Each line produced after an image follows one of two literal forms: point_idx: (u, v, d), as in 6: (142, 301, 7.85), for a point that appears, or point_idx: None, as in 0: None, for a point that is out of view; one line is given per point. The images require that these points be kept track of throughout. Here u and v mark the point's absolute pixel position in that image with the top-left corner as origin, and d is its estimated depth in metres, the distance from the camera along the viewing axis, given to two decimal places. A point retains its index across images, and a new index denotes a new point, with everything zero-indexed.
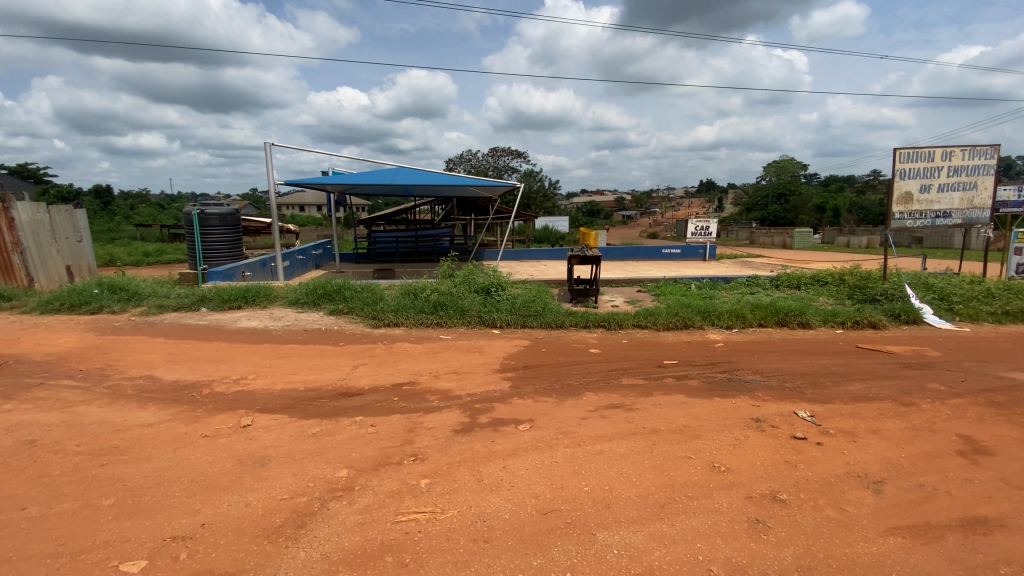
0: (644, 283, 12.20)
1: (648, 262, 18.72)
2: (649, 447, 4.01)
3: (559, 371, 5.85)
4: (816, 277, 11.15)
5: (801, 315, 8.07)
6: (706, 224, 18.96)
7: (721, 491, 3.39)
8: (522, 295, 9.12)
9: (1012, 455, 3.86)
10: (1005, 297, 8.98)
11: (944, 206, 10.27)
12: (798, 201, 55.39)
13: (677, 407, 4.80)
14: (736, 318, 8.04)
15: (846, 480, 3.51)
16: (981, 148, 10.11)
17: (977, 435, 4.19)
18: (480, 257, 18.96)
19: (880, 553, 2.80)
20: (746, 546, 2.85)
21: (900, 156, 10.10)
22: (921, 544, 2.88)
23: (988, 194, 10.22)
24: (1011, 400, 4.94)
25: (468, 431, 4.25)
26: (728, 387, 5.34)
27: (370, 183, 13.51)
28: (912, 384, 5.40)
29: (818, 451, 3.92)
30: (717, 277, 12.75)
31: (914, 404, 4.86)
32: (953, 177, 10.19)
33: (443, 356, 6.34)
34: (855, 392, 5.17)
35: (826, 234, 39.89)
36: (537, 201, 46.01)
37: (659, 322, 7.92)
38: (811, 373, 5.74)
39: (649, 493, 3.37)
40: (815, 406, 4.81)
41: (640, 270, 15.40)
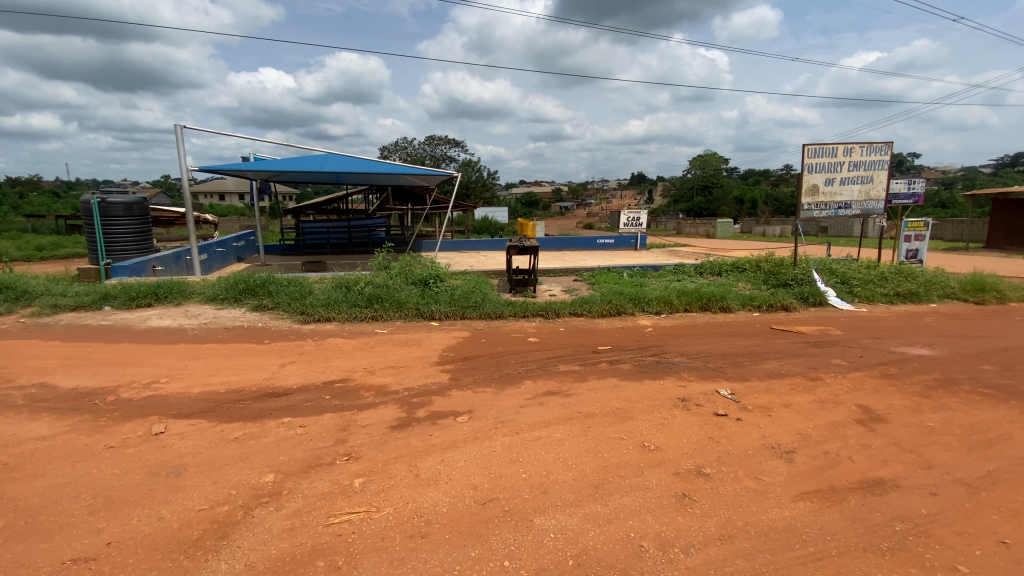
0: (580, 272, 12.48)
1: (584, 252, 19.18)
2: (585, 431, 4.12)
3: (498, 361, 5.86)
4: (736, 264, 11.92)
5: (722, 300, 8.60)
6: (637, 214, 19.73)
7: (651, 469, 3.55)
8: (461, 286, 9.02)
9: (901, 421, 4.33)
10: (895, 280, 10.04)
11: (845, 198, 11.28)
12: (720, 193, 58.96)
13: (611, 391, 4.97)
14: (664, 304, 8.43)
15: (762, 452, 3.79)
16: (877, 145, 11.19)
17: (873, 404, 4.67)
18: (417, 248, 18.58)
19: (792, 517, 3.05)
20: (674, 520, 3.01)
21: (808, 151, 11.00)
22: (826, 506, 3.17)
23: (882, 187, 11.32)
24: (900, 372, 5.56)
25: (406, 426, 4.15)
26: (657, 369, 5.60)
27: (297, 170, 12.77)
28: (818, 360, 5.92)
29: (737, 426, 4.20)
30: (647, 265, 13.30)
31: (820, 378, 5.34)
32: (853, 171, 11.21)
33: (379, 350, 6.15)
34: (770, 369, 5.61)
35: (745, 224, 42.82)
36: (475, 190, 45.89)
37: (594, 310, 8.13)
38: (731, 353, 6.15)
39: (584, 476, 3.46)
40: (735, 384, 5.16)
41: (577, 259, 15.75)
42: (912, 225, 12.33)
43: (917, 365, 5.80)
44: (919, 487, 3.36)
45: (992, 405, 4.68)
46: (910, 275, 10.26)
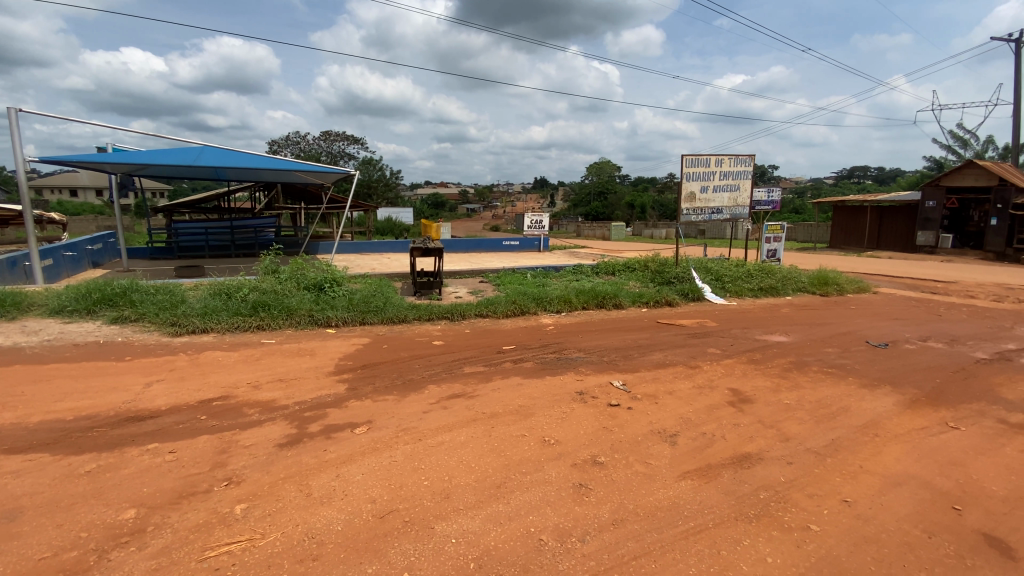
0: (486, 274, 12.58)
1: (490, 253, 19.37)
2: (488, 431, 4.14)
3: (400, 366, 5.69)
4: (628, 264, 12.76)
5: (615, 298, 9.17)
6: (540, 217, 20.35)
7: (551, 463, 3.67)
8: (360, 290, 8.64)
9: (764, 400, 4.93)
10: (759, 276, 11.41)
11: (718, 204, 12.58)
12: (614, 199, 62.93)
13: (514, 389, 5.05)
14: (564, 303, 8.78)
15: (650, 437, 4.09)
16: (742, 157, 12.59)
17: (743, 387, 5.25)
18: (312, 250, 17.49)
19: (676, 496, 3.32)
20: (572, 510, 3.13)
21: (686, 160, 12.13)
22: (704, 482, 3.49)
23: (747, 195, 12.77)
24: (763, 357, 6.33)
25: (296, 443, 3.87)
26: (558, 365, 5.81)
27: (167, 163, 11.39)
28: (698, 350, 6.52)
29: (629, 415, 4.49)
30: (549, 266, 13.76)
31: (699, 366, 5.89)
32: (723, 180, 12.53)
33: (267, 362, 5.68)
34: (657, 360, 6.08)
35: (636, 227, 46.17)
36: (377, 190, 44.38)
37: (498, 310, 8.22)
38: (624, 347, 6.57)
39: (486, 476, 3.48)
40: (627, 375, 5.52)
41: (483, 261, 15.85)
42: (772, 228, 14.08)
43: (776, 350, 6.63)
44: (779, 458, 3.83)
45: (833, 382, 5.48)
46: (771, 272, 11.70)
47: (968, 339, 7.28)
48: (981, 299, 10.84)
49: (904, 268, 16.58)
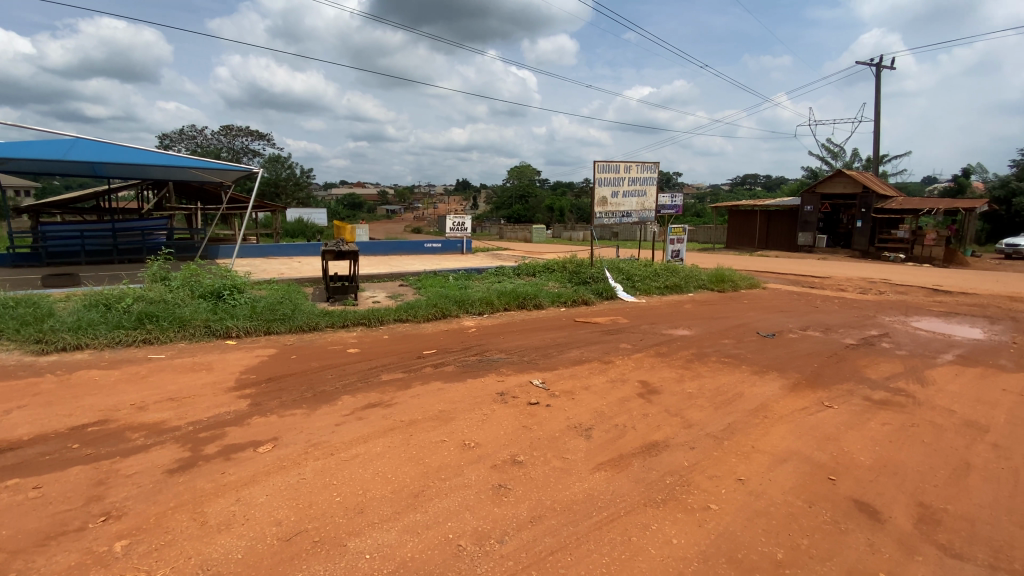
0: (405, 277, 12.30)
1: (410, 256, 18.96)
2: (406, 439, 4.04)
3: (311, 377, 5.39)
4: (546, 265, 13.09)
5: (535, 298, 9.35)
6: (461, 219, 20.30)
7: (471, 466, 3.66)
8: (265, 298, 8.08)
9: (670, 391, 5.27)
10: (666, 275, 12.21)
11: (628, 208, 13.29)
12: (535, 202, 64.31)
13: (433, 395, 4.98)
14: (486, 305, 8.80)
15: (567, 433, 4.21)
16: (648, 165, 13.38)
17: (651, 378, 5.59)
18: (212, 254, 16.08)
19: (591, 488, 3.44)
20: (490, 512, 3.14)
21: (598, 166, 12.71)
22: (617, 472, 3.66)
23: (653, 199, 13.60)
24: (670, 350, 6.77)
25: (190, 468, 3.53)
26: (478, 367, 5.81)
27: (29, 156, 9.91)
28: (611, 346, 6.84)
29: (547, 413, 4.59)
30: (471, 268, 13.75)
31: (612, 361, 6.18)
32: (632, 186, 13.26)
33: (157, 379, 5.13)
34: (574, 357, 6.28)
35: (556, 229, 47.48)
36: (287, 190, 41.78)
37: (419, 314, 8.06)
38: (543, 346, 6.72)
39: (404, 486, 3.39)
40: (546, 373, 5.64)
41: (404, 264, 15.48)
42: (676, 231, 15.16)
43: (681, 343, 7.12)
44: (683, 444, 4.11)
45: (730, 371, 5.99)
46: (676, 271, 12.56)
47: (840, 327, 8.31)
48: (850, 292, 12.41)
49: (789, 266, 18.58)
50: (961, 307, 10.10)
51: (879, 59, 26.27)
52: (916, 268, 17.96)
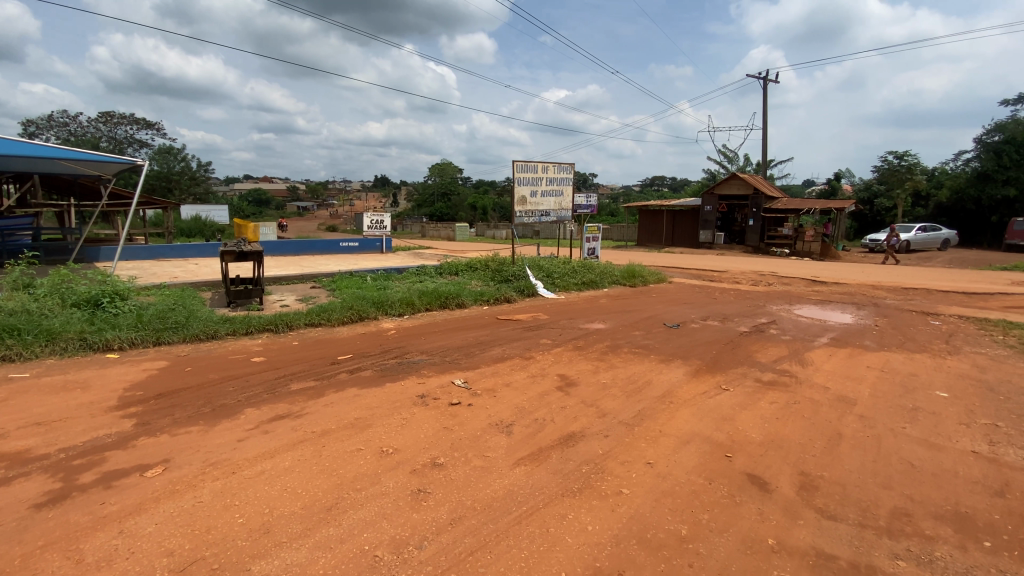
0: (318, 279, 11.68)
1: (325, 256, 18.05)
2: (318, 451, 3.84)
3: (210, 391, 4.95)
4: (468, 263, 13.06)
5: (457, 298, 9.29)
6: (380, 217, 19.73)
7: (388, 473, 3.56)
8: (156, 305, 7.29)
9: (586, 383, 5.48)
10: (583, 272, 12.67)
11: (546, 207, 13.61)
12: (457, 200, 63.93)
13: (349, 402, 4.78)
14: (406, 306, 8.59)
15: (488, 431, 4.23)
16: (565, 165, 13.79)
17: (569, 372, 5.77)
18: (90, 257, 14.23)
19: (511, 484, 3.48)
20: (409, 518, 3.07)
21: (517, 165, 12.89)
22: (536, 466, 3.73)
23: (570, 199, 14.04)
24: (587, 343, 7.04)
25: (61, 500, 3.10)
26: (398, 370, 5.66)
27: None
28: (531, 342, 6.97)
29: (468, 412, 4.58)
30: (390, 268, 13.36)
31: (533, 356, 6.30)
32: (550, 185, 13.61)
33: (19, 402, 4.44)
34: (496, 355, 6.32)
35: (478, 228, 47.55)
36: (182, 186, 38.02)
37: (333, 318, 7.69)
38: (464, 345, 6.69)
39: (315, 501, 3.22)
40: (467, 372, 5.63)
41: (317, 264, 14.71)
42: (592, 229, 15.78)
43: (597, 336, 7.43)
44: (598, 433, 4.29)
45: (641, 361, 6.35)
46: (593, 268, 13.07)
47: (736, 316, 9.11)
48: (744, 284, 13.65)
49: (693, 261, 20.08)
50: (834, 296, 11.47)
51: (766, 73, 28.96)
52: (798, 262, 20.15)
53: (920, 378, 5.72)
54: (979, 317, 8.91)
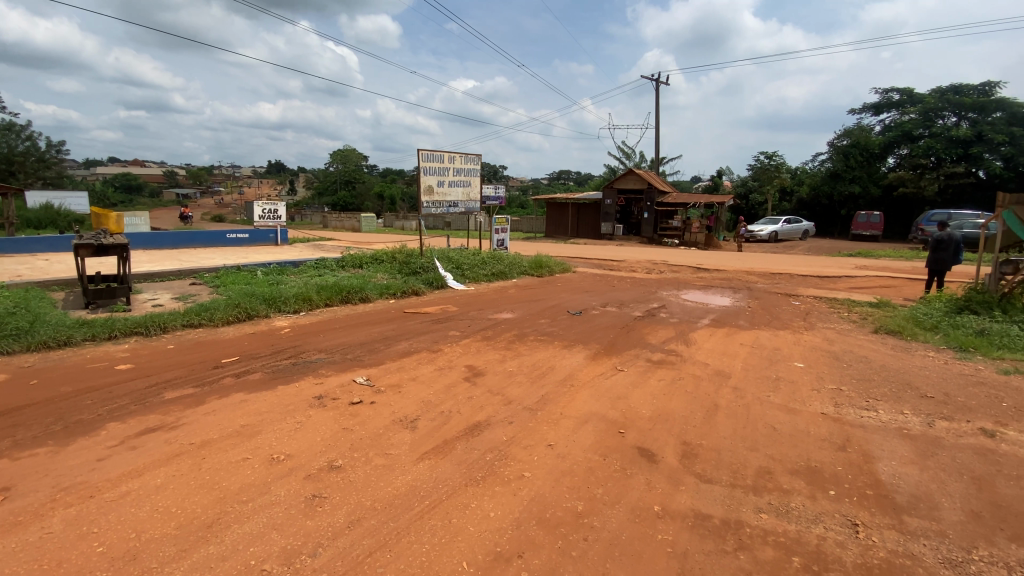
0: (199, 274, 10.56)
1: (209, 249, 16.38)
2: (197, 464, 3.49)
3: (63, 406, 4.29)
4: (374, 255, 12.56)
5: (360, 292, 8.90)
6: (274, 206, 18.41)
7: (280, 481, 3.33)
8: None
9: (493, 372, 5.53)
10: (492, 263, 12.75)
11: (454, 198, 13.47)
12: (362, 188, 61.29)
13: (236, 408, 4.39)
14: (302, 302, 8.07)
15: (391, 428, 4.12)
16: (472, 156, 13.72)
17: (476, 363, 5.79)
18: None
19: (414, 478, 3.42)
20: (302, 527, 2.90)
21: (422, 155, 12.59)
22: (440, 458, 3.69)
23: (478, 190, 14.03)
24: (494, 333, 7.12)
25: None
26: (293, 371, 5.31)
27: None
28: (439, 334, 6.88)
29: (370, 410, 4.42)
30: (285, 261, 12.44)
31: (440, 349, 6.23)
32: (457, 176, 13.47)
33: None
34: (401, 349, 6.16)
35: (386, 218, 46.04)
36: (26, 167, 32.37)
37: (216, 317, 7.01)
38: (368, 341, 6.45)
39: (192, 518, 2.92)
40: (370, 369, 5.42)
41: (199, 259, 13.31)
42: (500, 221, 15.90)
43: (505, 326, 7.55)
44: (503, 421, 4.34)
45: (546, 347, 6.55)
46: (501, 259, 13.19)
47: (632, 302, 9.72)
48: (640, 272, 14.61)
49: (596, 251, 21.07)
50: (716, 281, 12.67)
51: (658, 75, 31.08)
52: (687, 251, 21.97)
53: (783, 352, 6.52)
54: (829, 298, 10.33)
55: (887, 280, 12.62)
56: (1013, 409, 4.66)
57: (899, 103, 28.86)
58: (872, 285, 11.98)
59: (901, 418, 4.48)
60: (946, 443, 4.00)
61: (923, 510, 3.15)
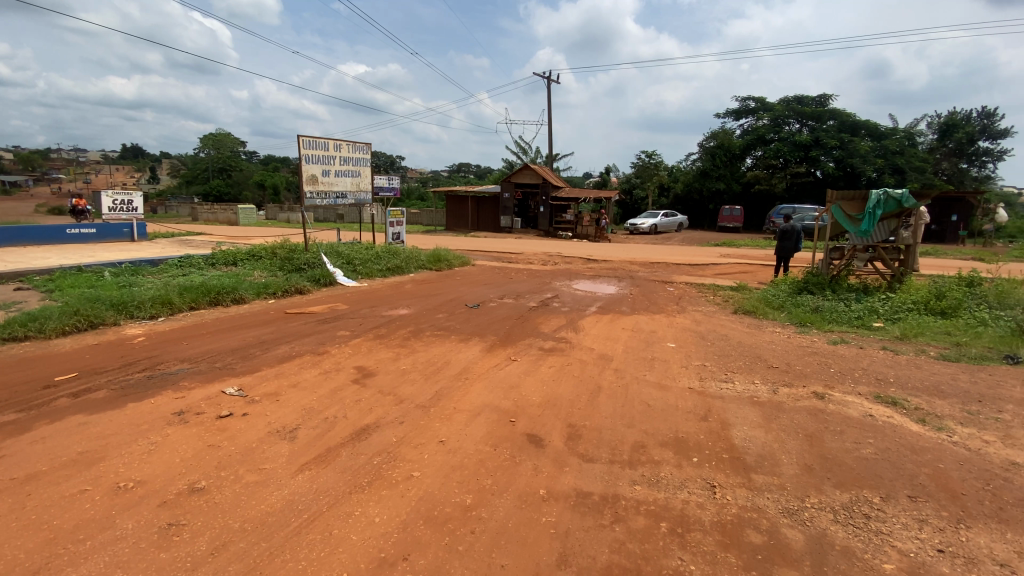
0: (27, 278, 8.88)
1: (40, 247, 13.84)
2: (16, 504, 2.93)
3: None
4: (252, 252, 11.49)
5: (234, 292, 8.10)
6: (128, 197, 16.14)
7: (128, 511, 2.92)
8: None
9: (383, 371, 5.35)
10: (386, 257, 12.30)
11: (341, 188, 12.75)
12: (240, 177, 55.85)
13: (72, 433, 3.76)
14: (161, 306, 7.16)
15: (267, 440, 3.80)
16: (360, 145, 13.09)
17: (366, 363, 5.56)
18: None
19: (292, 492, 3.19)
20: (154, 561, 2.57)
21: (303, 142, 11.70)
22: (322, 467, 3.48)
23: (368, 181, 13.43)
24: (387, 331, 6.89)
25: None
26: (149, 386, 4.68)
27: None
28: (326, 335, 6.50)
29: (242, 423, 4.04)
30: (142, 260, 10.91)
31: (326, 351, 5.89)
32: (344, 165, 12.75)
33: None
34: (281, 354, 5.71)
35: (270, 211, 42.50)
36: None
37: (48, 328, 5.95)
38: (242, 346, 5.89)
39: (8, 570, 2.45)
40: (244, 378, 4.95)
41: (25, 259, 11.18)
42: (395, 213, 15.39)
43: (398, 322, 7.34)
44: (393, 421, 4.21)
45: (441, 342, 6.49)
46: (397, 253, 12.79)
47: (527, 294, 9.97)
48: (535, 264, 15.07)
49: (494, 244, 21.33)
50: (604, 271, 13.47)
51: (549, 74, 32.16)
52: (579, 243, 23.07)
53: (658, 334, 7.12)
54: (699, 283, 11.48)
55: (745, 266, 14.35)
56: (836, 373, 5.55)
57: (755, 109, 32.68)
58: (735, 271, 13.51)
59: (753, 387, 5.12)
60: (786, 407, 4.65)
61: (767, 467, 3.63)
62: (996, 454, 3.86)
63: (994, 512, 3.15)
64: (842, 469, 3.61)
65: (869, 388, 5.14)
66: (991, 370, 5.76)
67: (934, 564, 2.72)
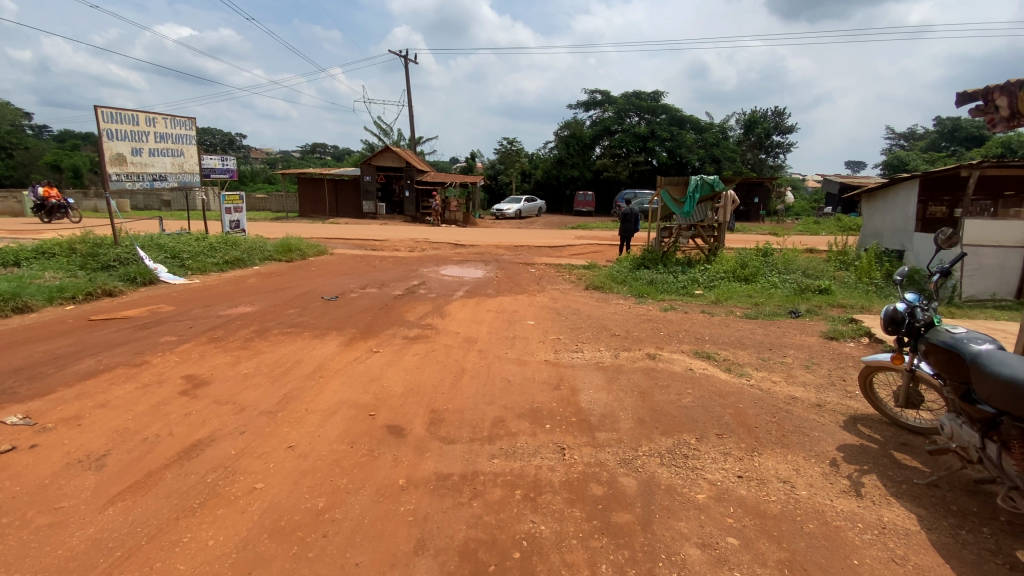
0: None
1: None
2: None
3: None
4: (39, 249, 9.36)
5: (14, 299, 6.55)
6: None
7: None
8: None
9: (221, 377, 4.79)
10: (222, 249, 10.93)
11: (158, 170, 10.94)
12: (23, 156, 44.97)
13: None
14: None
15: (65, 473, 3.18)
16: (180, 120, 11.35)
17: (198, 370, 4.92)
18: None
19: (101, 529, 2.72)
20: None
21: (102, 114, 9.76)
22: (142, 495, 3.02)
23: (194, 161, 11.73)
24: (225, 332, 6.16)
25: None
26: None
27: None
28: (146, 342, 5.61)
29: (29, 457, 3.32)
30: None
31: (146, 361, 5.07)
32: (161, 143, 10.95)
33: None
34: (84, 369, 4.78)
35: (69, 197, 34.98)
36: None
37: None
38: (27, 365, 4.80)
39: None
40: (31, 403, 4.05)
41: None
42: (233, 198, 13.71)
43: (240, 322, 6.62)
44: (232, 432, 3.80)
45: (292, 340, 6.01)
46: (236, 243, 11.43)
47: (390, 282, 9.67)
48: (401, 251, 14.71)
49: (357, 231, 20.31)
50: (470, 256, 13.65)
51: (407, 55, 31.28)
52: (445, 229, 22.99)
53: (519, 313, 7.46)
54: (556, 263, 12.23)
55: (596, 246, 15.67)
56: (666, 336, 6.37)
57: (602, 102, 35.45)
58: (587, 251, 14.66)
59: (599, 354, 5.65)
60: (625, 369, 5.22)
61: (608, 425, 4.05)
62: (779, 391, 4.80)
63: (777, 438, 3.92)
64: (668, 418, 4.18)
65: (690, 345, 6.02)
66: (777, 323, 7.13)
67: (733, 488, 3.31)
